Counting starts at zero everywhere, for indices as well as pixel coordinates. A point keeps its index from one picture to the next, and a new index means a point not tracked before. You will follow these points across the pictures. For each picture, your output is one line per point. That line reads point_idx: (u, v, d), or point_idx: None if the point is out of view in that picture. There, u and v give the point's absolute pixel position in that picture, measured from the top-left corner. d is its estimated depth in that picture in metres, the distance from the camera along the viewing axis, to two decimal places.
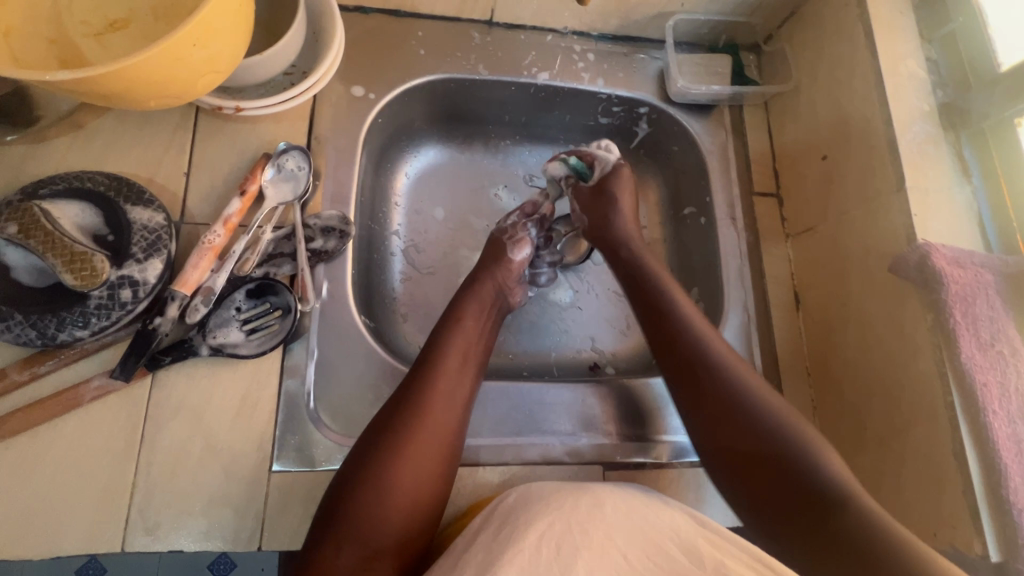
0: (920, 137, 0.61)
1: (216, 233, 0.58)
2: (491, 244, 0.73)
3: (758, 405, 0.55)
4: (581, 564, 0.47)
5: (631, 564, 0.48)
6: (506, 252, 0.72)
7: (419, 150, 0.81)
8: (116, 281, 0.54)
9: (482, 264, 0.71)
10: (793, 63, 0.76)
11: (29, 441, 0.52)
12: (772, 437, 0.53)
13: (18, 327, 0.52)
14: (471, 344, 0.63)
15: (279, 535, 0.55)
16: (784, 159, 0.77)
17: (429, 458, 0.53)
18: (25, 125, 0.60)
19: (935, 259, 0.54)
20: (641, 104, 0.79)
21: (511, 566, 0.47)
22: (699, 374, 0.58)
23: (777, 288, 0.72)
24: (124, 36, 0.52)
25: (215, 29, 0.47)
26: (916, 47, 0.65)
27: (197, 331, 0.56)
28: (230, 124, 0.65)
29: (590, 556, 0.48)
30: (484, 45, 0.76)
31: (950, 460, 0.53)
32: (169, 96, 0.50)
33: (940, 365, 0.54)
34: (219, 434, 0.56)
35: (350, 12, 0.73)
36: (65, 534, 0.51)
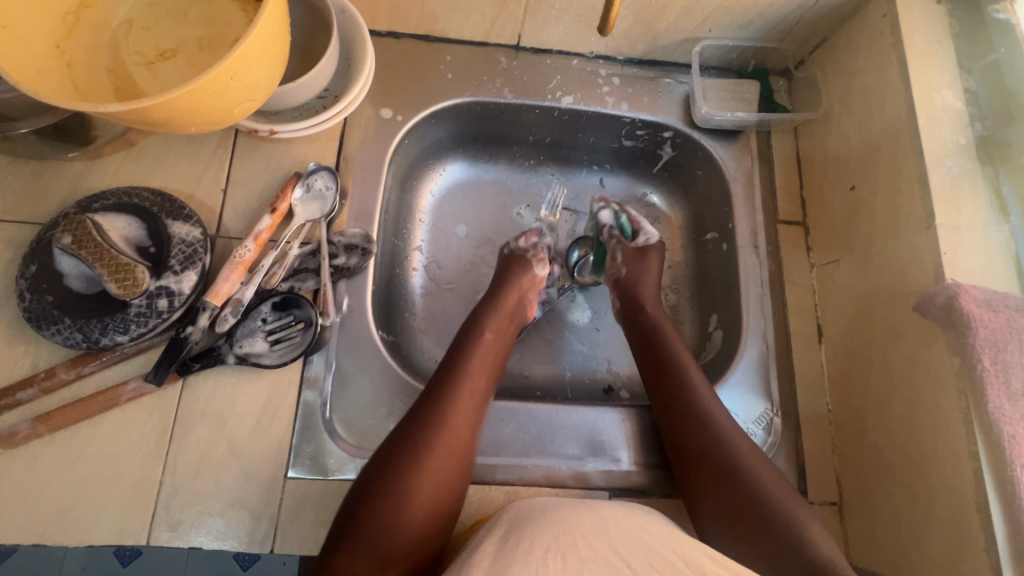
0: (954, 172, 0.59)
1: (246, 247, 0.61)
2: (510, 257, 0.75)
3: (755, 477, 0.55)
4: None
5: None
6: (525, 265, 0.74)
7: (444, 168, 0.84)
8: (154, 291, 0.58)
9: (502, 278, 0.73)
10: (824, 89, 0.74)
11: (71, 435, 0.57)
12: (765, 506, 0.53)
13: (68, 331, 0.57)
14: (491, 356, 0.64)
15: (290, 539, 0.57)
16: (812, 187, 0.75)
17: (448, 468, 0.55)
18: (85, 144, 0.65)
19: (963, 301, 0.52)
20: (665, 128, 0.79)
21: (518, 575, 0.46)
22: (694, 448, 0.59)
23: (799, 319, 0.70)
24: (173, 65, 0.55)
25: (251, 63, 0.49)
26: (955, 77, 0.62)
27: (225, 340, 0.60)
28: (266, 144, 0.69)
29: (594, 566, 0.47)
30: (510, 68, 0.77)
31: (973, 513, 0.50)
32: (209, 122, 0.53)
33: (966, 413, 0.52)
34: (241, 439, 0.59)
35: (382, 37, 0.76)
36: (98, 525, 0.55)
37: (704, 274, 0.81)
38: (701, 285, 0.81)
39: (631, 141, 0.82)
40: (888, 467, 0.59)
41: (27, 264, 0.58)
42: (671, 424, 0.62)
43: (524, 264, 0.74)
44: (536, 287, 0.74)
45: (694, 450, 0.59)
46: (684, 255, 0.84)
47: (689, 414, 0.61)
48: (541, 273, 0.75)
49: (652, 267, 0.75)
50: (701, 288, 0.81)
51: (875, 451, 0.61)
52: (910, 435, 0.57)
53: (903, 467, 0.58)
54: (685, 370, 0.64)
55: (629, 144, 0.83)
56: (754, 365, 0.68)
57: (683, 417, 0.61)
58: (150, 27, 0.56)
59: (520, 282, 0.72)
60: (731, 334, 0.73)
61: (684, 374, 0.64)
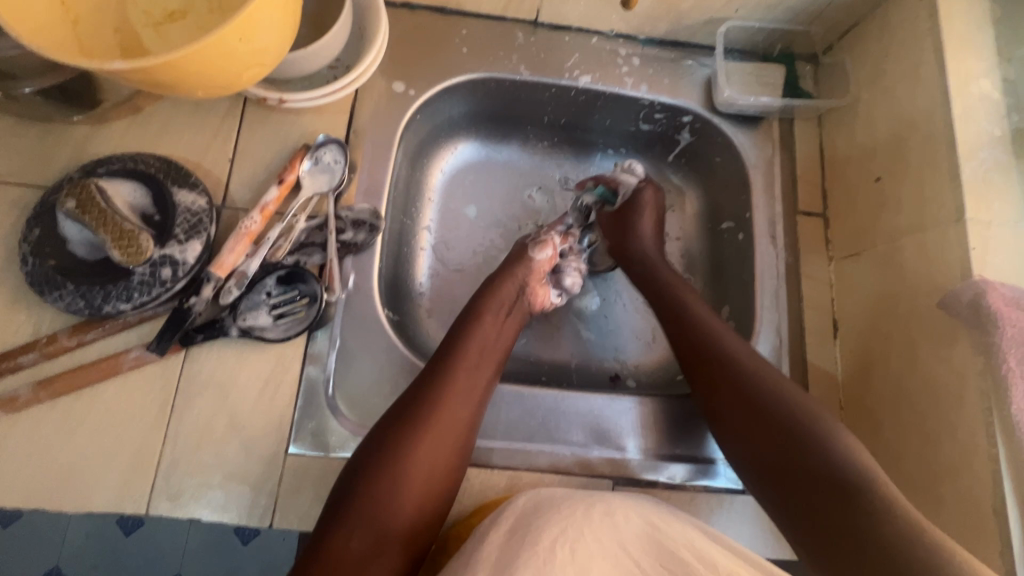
0: (987, 165, 0.56)
1: (252, 219, 0.60)
2: (514, 248, 0.73)
3: (798, 419, 0.52)
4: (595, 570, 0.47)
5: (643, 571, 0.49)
6: (527, 251, 0.72)
7: (456, 146, 0.82)
8: (158, 260, 0.57)
9: (504, 263, 0.71)
10: (853, 76, 0.72)
11: (73, 402, 0.56)
12: (800, 448, 0.51)
13: (70, 297, 0.56)
14: (491, 339, 0.63)
15: (290, 515, 0.57)
16: (834, 177, 0.73)
17: (444, 451, 0.54)
18: (90, 107, 0.64)
19: (991, 298, 0.51)
20: (685, 112, 0.76)
21: (526, 569, 0.47)
22: (727, 391, 0.57)
23: (814, 313, 0.69)
24: (181, 27, 0.54)
25: (261, 26, 0.48)
26: (993, 65, 0.59)
27: (228, 313, 0.59)
28: (275, 114, 0.68)
29: (602, 561, 0.48)
30: (527, 45, 0.75)
31: (988, 517, 0.49)
32: (215, 87, 0.51)
33: (988, 414, 0.50)
34: (243, 412, 0.59)
35: (397, 8, 0.74)
36: (97, 493, 0.55)
37: (718, 263, 0.79)
38: (714, 275, 0.79)
39: (648, 125, 0.80)
40: (901, 467, 0.58)
41: (30, 227, 0.57)
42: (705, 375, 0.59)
43: (525, 249, 0.72)
44: (541, 274, 0.71)
45: (737, 411, 0.56)
46: (698, 244, 0.82)
47: (729, 374, 0.57)
48: (541, 258, 0.71)
49: (646, 217, 0.75)
50: (713, 278, 0.79)
51: (888, 450, 0.60)
52: (925, 435, 0.56)
53: (917, 466, 0.56)
54: (720, 333, 0.61)
55: (646, 128, 0.80)
56: (767, 358, 0.67)
57: (720, 376, 0.58)
58: None
59: (521, 265, 0.70)
60: (744, 325, 0.72)
61: (722, 336, 0.60)
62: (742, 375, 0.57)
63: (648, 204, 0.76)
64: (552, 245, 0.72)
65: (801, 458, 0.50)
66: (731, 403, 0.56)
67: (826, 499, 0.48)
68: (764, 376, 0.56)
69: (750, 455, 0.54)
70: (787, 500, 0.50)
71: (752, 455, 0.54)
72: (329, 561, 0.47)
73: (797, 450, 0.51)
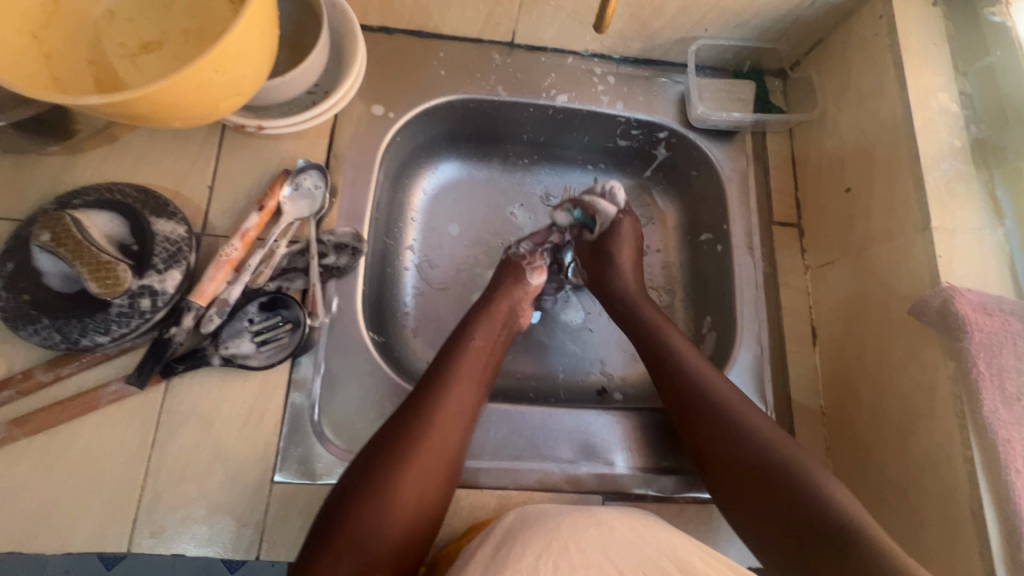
0: (948, 174, 0.59)
1: (233, 246, 0.60)
2: (506, 265, 0.74)
3: (770, 451, 0.53)
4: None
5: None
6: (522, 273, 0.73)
7: (437, 166, 0.83)
8: (137, 291, 0.56)
9: (495, 283, 0.72)
10: (820, 90, 0.74)
11: (49, 439, 0.55)
12: (773, 469, 0.52)
13: (45, 331, 0.55)
14: (482, 360, 0.63)
15: (277, 546, 0.56)
16: (806, 187, 0.75)
17: (432, 472, 0.54)
18: (64, 138, 0.63)
19: (959, 304, 0.52)
20: (661, 128, 0.78)
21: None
22: (697, 417, 0.59)
23: (794, 321, 0.70)
24: (157, 57, 0.54)
25: (239, 56, 0.48)
26: (949, 80, 0.62)
27: (210, 341, 0.58)
28: (254, 140, 0.68)
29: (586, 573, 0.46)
30: (504, 66, 0.76)
31: (967, 518, 0.50)
32: (194, 117, 0.51)
33: (961, 416, 0.52)
34: (226, 443, 0.58)
35: (374, 32, 0.74)
36: (76, 532, 0.54)
37: (698, 275, 0.80)
38: (695, 286, 0.80)
39: (626, 141, 0.82)
40: (880, 472, 0.59)
41: (3, 261, 0.56)
42: (674, 401, 0.61)
43: (520, 272, 0.72)
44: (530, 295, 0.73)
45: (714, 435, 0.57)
46: (678, 256, 0.83)
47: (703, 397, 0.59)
48: (536, 284, 0.73)
49: (624, 251, 0.74)
50: (695, 289, 0.80)
51: (869, 455, 0.61)
52: (903, 439, 0.57)
53: (895, 469, 0.58)
54: (685, 351, 0.63)
55: (624, 144, 0.82)
56: (749, 368, 0.68)
57: (684, 402, 0.60)
58: (135, 17, 0.54)
59: (513, 287, 0.71)
60: (725, 336, 0.73)
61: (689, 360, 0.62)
62: (714, 398, 0.59)
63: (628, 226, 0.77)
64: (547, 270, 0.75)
65: (767, 480, 0.52)
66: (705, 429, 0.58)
67: (811, 539, 0.48)
68: (730, 401, 0.58)
69: (727, 475, 0.55)
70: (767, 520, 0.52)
71: (722, 472, 0.56)
72: None
73: (770, 466, 0.53)
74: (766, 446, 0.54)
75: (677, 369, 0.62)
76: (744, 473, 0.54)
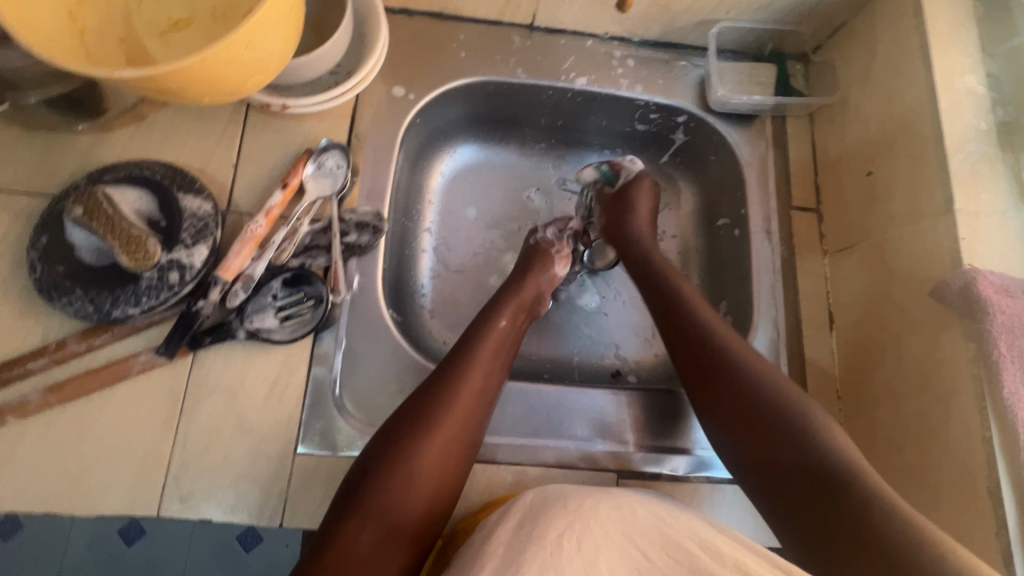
0: (973, 157, 0.58)
1: (257, 222, 0.61)
2: (530, 251, 0.74)
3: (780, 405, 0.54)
4: (602, 561, 0.48)
5: (653, 564, 0.49)
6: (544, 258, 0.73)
7: (456, 149, 0.83)
8: (165, 265, 0.58)
9: (521, 264, 0.73)
10: (842, 74, 0.73)
11: (82, 406, 0.57)
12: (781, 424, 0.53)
13: (79, 302, 0.57)
14: (502, 341, 0.64)
15: (300, 514, 0.58)
16: (826, 172, 0.74)
17: (456, 445, 0.55)
18: (96, 115, 0.65)
19: (981, 286, 0.52)
20: (679, 112, 0.78)
21: (533, 561, 0.47)
22: (709, 372, 0.59)
23: (811, 306, 0.70)
24: (186, 35, 0.55)
25: (266, 33, 0.49)
26: (977, 62, 0.61)
27: (236, 316, 0.60)
28: (277, 120, 0.69)
29: (610, 555, 0.49)
30: (524, 48, 0.76)
31: (985, 500, 0.51)
32: (220, 94, 0.52)
33: (980, 398, 0.52)
34: (251, 414, 0.59)
35: (395, 14, 0.75)
36: (108, 496, 0.56)
37: (714, 259, 0.80)
38: (711, 271, 0.80)
39: (644, 125, 0.81)
40: (895, 455, 0.60)
41: (38, 235, 0.58)
42: (686, 353, 0.61)
43: (542, 258, 0.73)
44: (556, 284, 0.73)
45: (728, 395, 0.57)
46: (695, 241, 0.83)
47: (717, 358, 0.59)
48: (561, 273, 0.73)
49: (641, 207, 0.75)
50: (711, 274, 0.80)
51: (885, 439, 0.61)
52: (920, 421, 0.57)
53: (911, 452, 0.58)
54: (701, 308, 0.63)
55: (641, 128, 0.82)
56: (765, 351, 0.68)
57: (699, 353, 0.60)
58: None
59: (535, 272, 0.72)
60: (742, 319, 0.73)
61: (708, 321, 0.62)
62: (736, 366, 0.58)
63: (646, 190, 0.76)
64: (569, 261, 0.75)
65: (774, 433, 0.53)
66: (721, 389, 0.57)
67: (811, 492, 0.49)
68: (743, 355, 0.59)
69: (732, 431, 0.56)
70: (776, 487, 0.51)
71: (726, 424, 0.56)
72: (337, 555, 0.48)
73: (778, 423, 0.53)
74: (778, 406, 0.54)
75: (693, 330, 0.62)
76: (745, 428, 0.55)
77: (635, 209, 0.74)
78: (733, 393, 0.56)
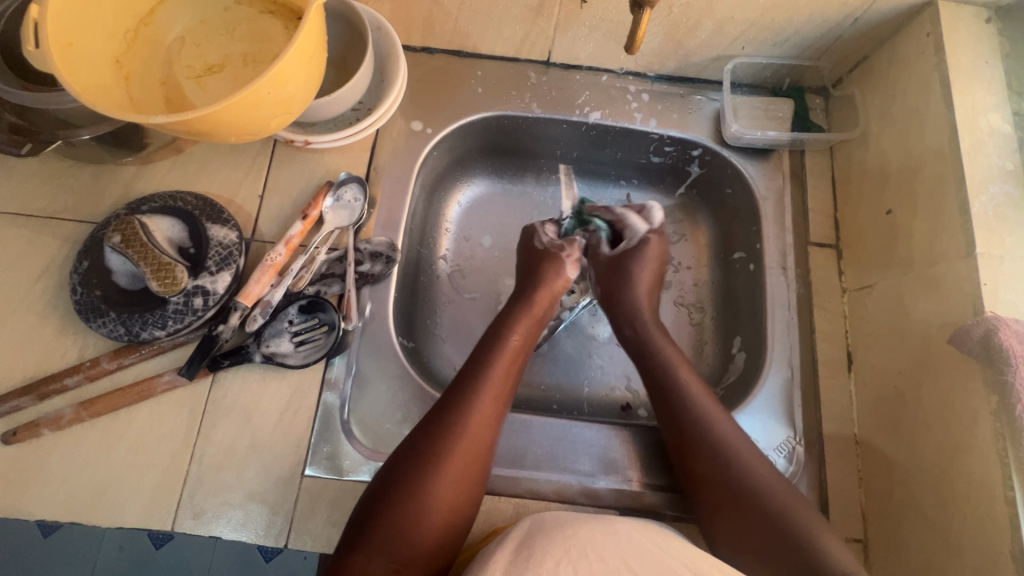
0: (997, 199, 0.56)
1: (277, 251, 0.64)
2: (540, 256, 0.74)
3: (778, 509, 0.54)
4: None
5: None
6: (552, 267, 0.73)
7: (473, 180, 0.86)
8: (191, 290, 0.61)
9: (530, 278, 0.73)
10: (862, 109, 0.72)
11: (110, 421, 0.61)
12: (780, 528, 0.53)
13: (112, 324, 0.60)
14: (514, 361, 0.64)
15: (303, 536, 0.59)
16: (846, 207, 0.73)
17: (467, 473, 0.55)
18: (137, 150, 0.70)
19: (1003, 334, 0.50)
20: (694, 146, 0.78)
21: None
22: (700, 462, 0.58)
23: (827, 345, 0.68)
24: (220, 78, 0.59)
25: (291, 77, 0.52)
26: (1002, 100, 0.60)
27: (253, 340, 0.63)
28: (301, 154, 0.72)
29: None
30: (540, 84, 0.78)
31: (1007, 565, 0.47)
32: (247, 133, 0.55)
33: (1003, 455, 0.49)
34: (263, 435, 0.62)
35: (416, 52, 0.78)
36: (128, 509, 0.59)
37: (729, 294, 0.79)
38: (726, 305, 0.79)
39: (659, 157, 0.82)
40: (914, 507, 0.57)
41: (80, 260, 0.63)
42: (678, 438, 0.61)
43: (553, 264, 0.73)
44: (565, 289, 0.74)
45: (734, 454, 0.58)
46: (709, 274, 0.82)
47: (711, 453, 0.58)
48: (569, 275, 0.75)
49: (646, 270, 0.73)
50: (726, 307, 0.79)
51: (904, 490, 0.58)
52: (942, 472, 0.54)
53: (931, 505, 0.55)
54: (694, 389, 0.63)
55: (657, 160, 0.82)
56: (778, 391, 0.66)
57: (689, 449, 0.60)
58: (201, 43, 0.60)
59: (546, 281, 0.72)
60: (755, 356, 0.71)
61: (688, 391, 0.63)
62: (729, 460, 0.57)
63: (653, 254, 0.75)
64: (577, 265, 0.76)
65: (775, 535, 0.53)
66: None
67: None
68: (734, 444, 0.58)
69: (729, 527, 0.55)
70: (749, 544, 0.54)
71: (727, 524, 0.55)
72: None
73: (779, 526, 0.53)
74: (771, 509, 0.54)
75: (668, 393, 0.64)
76: (749, 533, 0.54)
77: (636, 273, 0.73)
78: (733, 494, 0.56)
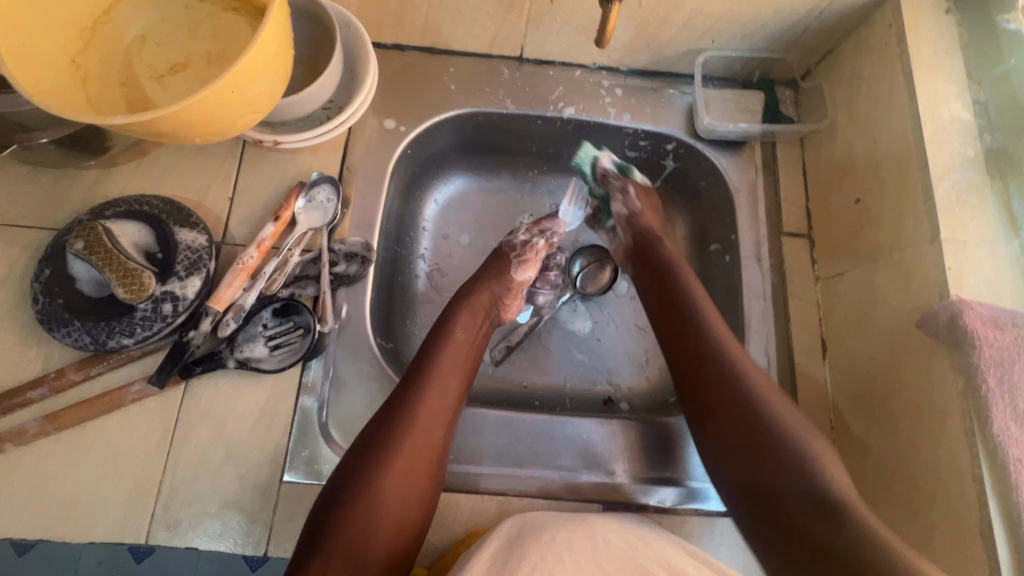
0: (960, 185, 0.57)
1: (250, 254, 0.63)
2: (496, 256, 0.74)
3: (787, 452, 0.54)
4: None
5: None
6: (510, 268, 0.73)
7: (450, 178, 0.85)
8: (160, 296, 0.60)
9: (491, 272, 0.72)
10: (830, 100, 0.73)
11: (78, 434, 0.59)
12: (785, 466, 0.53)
13: (77, 333, 0.59)
14: (464, 355, 0.64)
15: (283, 543, 0.58)
16: (818, 196, 0.74)
17: (419, 468, 0.55)
18: (99, 153, 0.68)
19: (969, 318, 0.51)
20: (668, 139, 0.78)
21: None
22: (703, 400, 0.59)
23: (801, 333, 0.69)
24: (183, 78, 0.57)
25: (256, 74, 0.51)
26: (962, 89, 0.61)
27: (226, 345, 0.61)
28: (271, 154, 0.71)
29: None
30: (512, 80, 0.78)
31: (977, 541, 0.49)
32: (213, 133, 0.54)
33: (970, 436, 0.51)
34: (240, 442, 0.61)
35: (387, 49, 0.77)
36: (99, 523, 0.57)
37: (706, 286, 0.80)
38: None
39: (634, 152, 0.82)
40: (888, 488, 0.58)
41: (41, 268, 0.61)
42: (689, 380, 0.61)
43: (508, 265, 0.72)
44: (518, 289, 0.73)
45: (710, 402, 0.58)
46: None
47: (716, 392, 0.58)
48: (524, 278, 0.73)
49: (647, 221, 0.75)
50: None
51: (879, 472, 0.59)
52: (913, 453, 0.56)
53: (903, 485, 0.56)
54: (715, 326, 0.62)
55: (632, 154, 0.83)
56: None
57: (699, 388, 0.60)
58: (163, 42, 0.58)
59: (501, 279, 0.71)
60: None
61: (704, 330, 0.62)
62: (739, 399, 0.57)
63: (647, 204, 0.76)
64: (536, 265, 0.74)
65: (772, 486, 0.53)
66: (699, 394, 0.59)
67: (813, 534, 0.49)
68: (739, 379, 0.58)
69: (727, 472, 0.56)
70: (752, 504, 0.54)
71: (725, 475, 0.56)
72: None
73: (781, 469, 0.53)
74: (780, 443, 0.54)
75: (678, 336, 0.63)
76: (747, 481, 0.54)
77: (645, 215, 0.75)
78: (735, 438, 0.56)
